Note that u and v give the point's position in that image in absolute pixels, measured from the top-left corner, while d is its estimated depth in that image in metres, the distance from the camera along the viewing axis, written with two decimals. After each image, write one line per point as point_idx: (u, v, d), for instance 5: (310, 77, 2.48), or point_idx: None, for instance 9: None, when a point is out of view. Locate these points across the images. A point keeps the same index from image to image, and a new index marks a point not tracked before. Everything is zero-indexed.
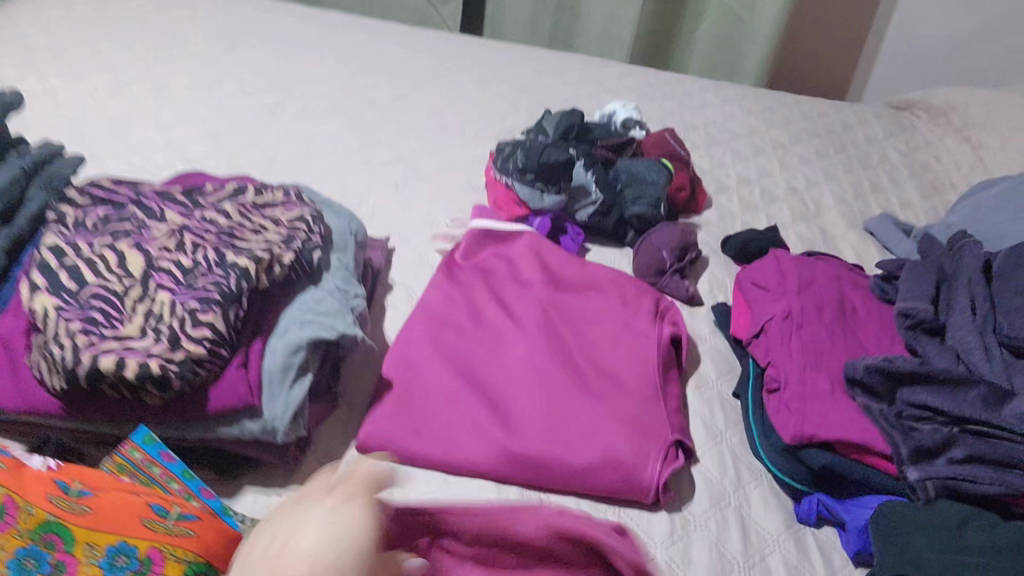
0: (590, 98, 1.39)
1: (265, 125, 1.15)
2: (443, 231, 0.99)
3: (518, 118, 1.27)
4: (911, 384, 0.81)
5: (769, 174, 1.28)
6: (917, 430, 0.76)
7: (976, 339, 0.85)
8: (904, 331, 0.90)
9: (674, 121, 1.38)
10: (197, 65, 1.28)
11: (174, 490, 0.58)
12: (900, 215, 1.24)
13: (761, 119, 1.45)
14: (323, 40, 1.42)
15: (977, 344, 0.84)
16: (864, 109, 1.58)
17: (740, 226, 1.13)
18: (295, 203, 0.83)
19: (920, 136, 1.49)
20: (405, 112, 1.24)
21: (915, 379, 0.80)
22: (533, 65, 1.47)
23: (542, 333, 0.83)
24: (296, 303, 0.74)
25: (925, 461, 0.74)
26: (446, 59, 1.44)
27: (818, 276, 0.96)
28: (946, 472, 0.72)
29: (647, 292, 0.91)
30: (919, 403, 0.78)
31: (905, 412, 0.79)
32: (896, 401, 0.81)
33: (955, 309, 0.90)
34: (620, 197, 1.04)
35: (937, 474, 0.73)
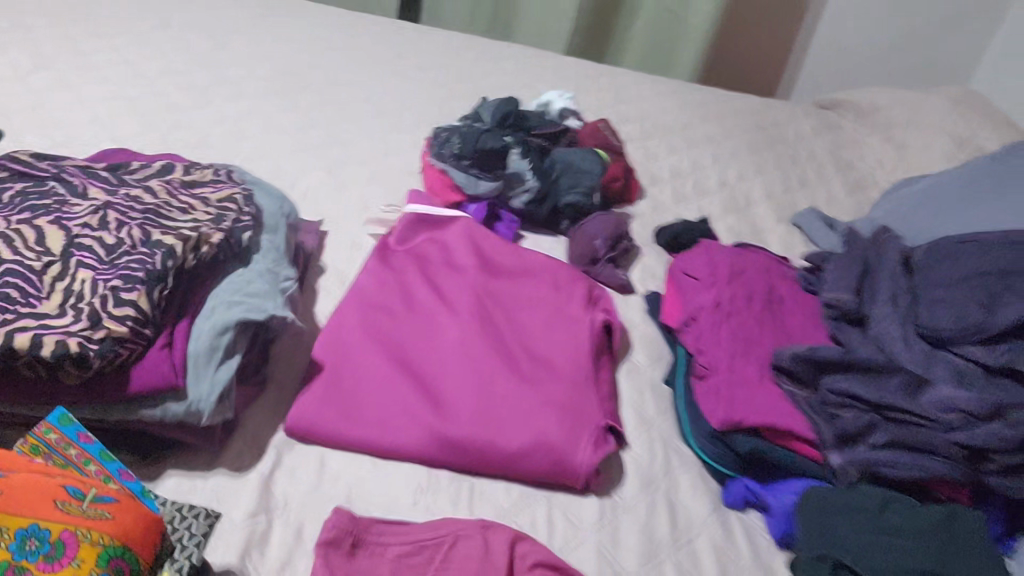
0: (527, 87, 1.39)
1: (195, 105, 1.12)
2: (377, 215, 0.98)
3: (455, 104, 1.27)
4: (833, 373, 0.84)
5: (701, 168, 1.30)
6: (840, 416, 0.80)
7: (899, 328, 0.87)
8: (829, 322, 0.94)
9: (610, 113, 1.40)
10: (124, 41, 1.24)
11: (90, 472, 0.57)
12: (825, 209, 1.28)
13: (695, 113, 1.47)
14: (257, 21, 1.39)
15: (898, 333, 0.86)
16: (794, 107, 1.62)
17: (673, 217, 1.15)
18: (225, 183, 0.81)
19: (847, 135, 1.53)
20: (341, 96, 1.22)
21: (836, 367, 0.84)
22: (471, 53, 1.46)
23: (475, 317, 0.83)
24: (224, 283, 0.73)
25: (848, 447, 0.78)
26: (383, 43, 1.42)
27: (748, 267, 0.98)
28: (868, 457, 0.75)
29: (581, 279, 0.91)
30: (843, 390, 0.81)
31: (828, 399, 0.81)
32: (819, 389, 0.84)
33: (877, 300, 0.92)
34: (555, 185, 1.04)
35: (858, 458, 0.76)
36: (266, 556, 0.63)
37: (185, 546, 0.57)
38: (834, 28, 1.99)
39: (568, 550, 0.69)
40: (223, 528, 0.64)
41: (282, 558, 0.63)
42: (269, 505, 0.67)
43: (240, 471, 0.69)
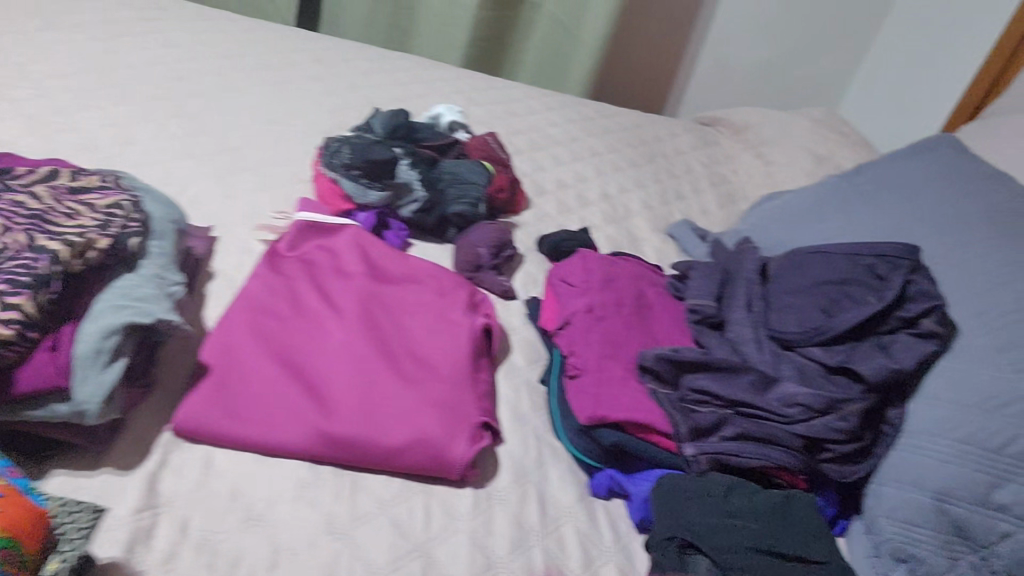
0: (420, 98, 1.44)
1: (84, 109, 1.13)
2: (267, 221, 1.01)
3: (347, 113, 1.30)
4: (693, 372, 0.91)
5: (584, 180, 1.38)
6: (696, 412, 0.87)
7: (752, 332, 0.96)
8: (692, 324, 1.02)
9: (499, 125, 1.46)
10: (10, 41, 1.23)
11: None
12: (698, 221, 1.37)
13: (581, 127, 1.55)
14: (150, 26, 1.39)
15: (750, 336, 0.96)
16: (674, 123, 1.72)
17: (555, 228, 1.21)
18: (112, 190, 0.83)
19: (721, 151, 1.64)
20: (234, 105, 1.24)
21: (697, 367, 0.91)
22: (365, 63, 1.50)
23: (360, 321, 0.88)
24: (110, 287, 0.75)
25: (700, 439, 0.86)
26: (278, 51, 1.45)
27: (621, 275, 1.05)
28: (716, 449, 0.83)
29: (463, 285, 0.97)
30: (700, 388, 0.88)
31: (688, 396, 0.89)
32: (680, 386, 0.91)
33: (734, 307, 1.01)
34: (442, 195, 1.09)
35: (708, 449, 0.84)
36: (152, 549, 0.66)
37: (70, 538, 0.59)
38: (715, 48, 2.10)
39: (442, 538, 0.74)
40: (109, 523, 0.66)
41: (167, 551, 0.66)
42: (155, 502, 0.70)
43: (126, 469, 0.71)
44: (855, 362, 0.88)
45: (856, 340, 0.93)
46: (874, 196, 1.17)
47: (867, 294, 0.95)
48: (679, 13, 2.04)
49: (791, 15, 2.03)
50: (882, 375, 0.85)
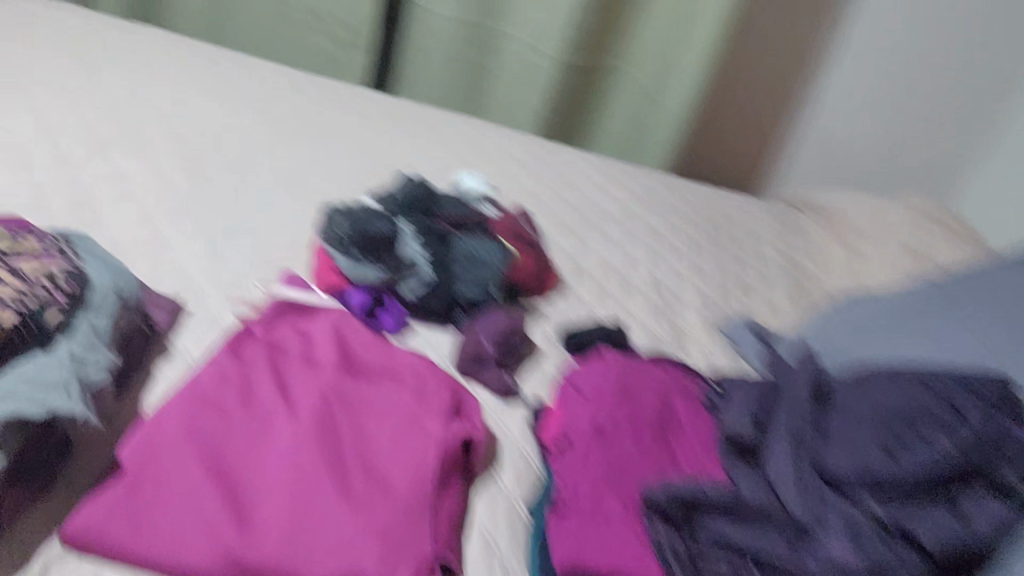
0: (465, 163, 1.33)
1: (94, 160, 1.07)
2: (247, 293, 0.92)
3: (376, 178, 1.21)
4: (712, 514, 0.74)
5: (635, 262, 1.23)
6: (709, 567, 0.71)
7: (792, 467, 0.75)
8: (722, 454, 0.82)
9: (550, 196, 1.33)
10: (43, 86, 1.20)
11: None
12: (762, 318, 1.19)
13: (642, 203, 1.40)
14: (194, 76, 1.35)
15: (791, 474, 0.75)
16: (754, 203, 1.54)
17: (587, 318, 1.07)
18: (51, 257, 0.76)
19: (804, 238, 1.45)
20: (255, 162, 1.17)
21: (717, 509, 0.74)
22: (413, 123, 1.41)
23: (315, 422, 0.75)
24: (11, 368, 0.66)
25: None
26: (323, 106, 1.37)
27: (641, 383, 0.89)
28: None
29: (446, 384, 0.84)
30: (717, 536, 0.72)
31: (703, 548, 0.72)
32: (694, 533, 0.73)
33: (776, 432, 0.80)
34: (451, 275, 0.98)
35: None
36: None
37: None
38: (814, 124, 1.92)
39: None
40: None
41: None
42: None
43: None
44: (916, 522, 0.68)
45: (923, 496, 0.71)
46: (968, 313, 0.98)
47: (940, 432, 0.73)
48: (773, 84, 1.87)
49: (900, 88, 1.84)
50: (947, 548, 0.67)
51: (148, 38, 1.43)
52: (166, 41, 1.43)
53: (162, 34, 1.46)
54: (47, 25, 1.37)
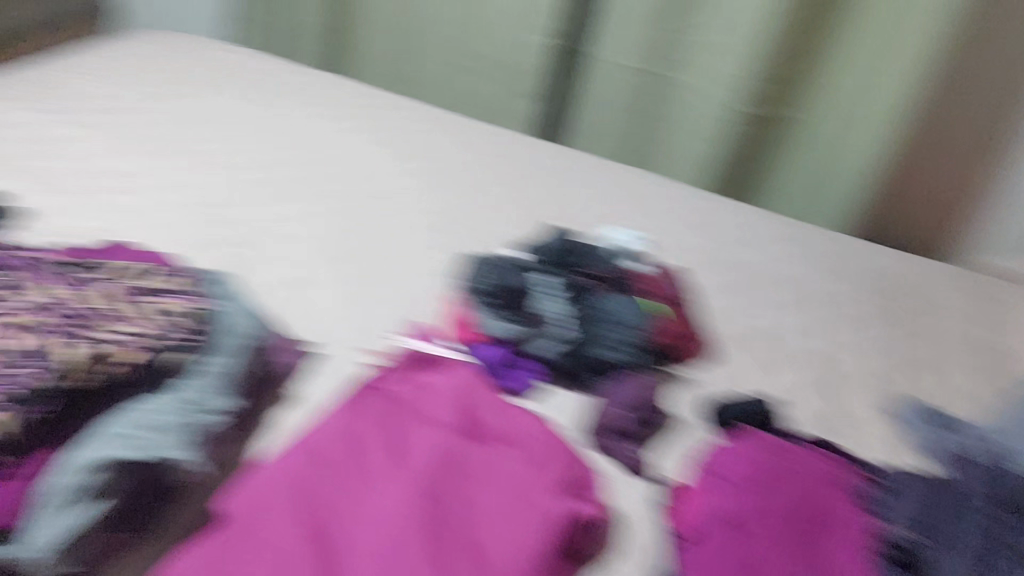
0: (621, 218, 1.26)
1: (253, 203, 1.10)
2: (373, 344, 0.88)
3: (523, 228, 1.16)
4: None
5: (801, 331, 1.10)
6: None
7: None
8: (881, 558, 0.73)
9: (710, 255, 1.23)
10: (219, 132, 1.27)
11: None
12: (953, 402, 1.02)
13: (815, 269, 1.27)
14: (359, 122, 1.38)
15: None
16: (950, 273, 1.36)
17: (740, 388, 0.95)
18: (184, 302, 0.81)
19: (1010, 316, 1.26)
20: (404, 208, 1.16)
21: None
22: (571, 174, 1.36)
23: (422, 493, 0.69)
24: (127, 410, 0.67)
25: None
26: (480, 154, 1.36)
27: (789, 477, 0.78)
28: None
29: (569, 459, 0.76)
30: None
31: None
32: None
33: (952, 566, 0.73)
34: (586, 334, 0.94)
35: None
36: None
37: None
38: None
39: None
40: None
41: None
42: None
43: None
44: None
45: None
46: None
47: None
48: (974, 143, 1.63)
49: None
50: None
51: (324, 87, 1.49)
52: (340, 90, 1.48)
53: (337, 84, 1.51)
54: (233, 78, 1.45)
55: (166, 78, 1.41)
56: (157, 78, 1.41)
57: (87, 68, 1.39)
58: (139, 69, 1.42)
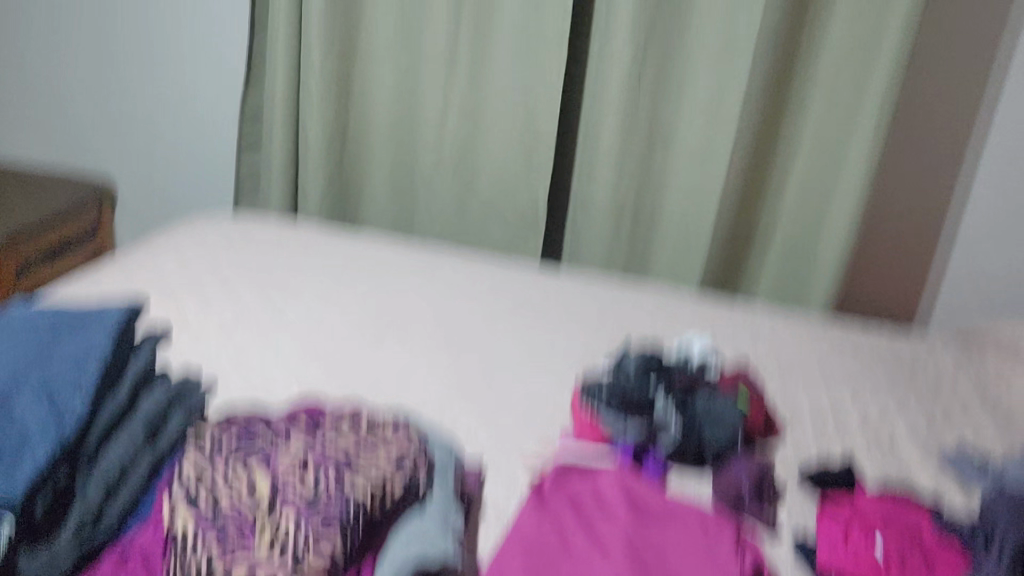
0: (667, 328, 1.48)
1: (370, 354, 1.29)
2: (532, 453, 1.08)
3: (599, 347, 1.38)
4: None
5: (841, 403, 1.33)
6: None
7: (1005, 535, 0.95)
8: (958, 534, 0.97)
9: (745, 351, 1.45)
10: (310, 298, 1.46)
11: None
12: (975, 447, 1.26)
13: (830, 347, 1.50)
14: (421, 274, 1.59)
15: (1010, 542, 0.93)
16: (932, 339, 1.60)
17: (815, 456, 1.17)
18: (402, 429, 0.94)
19: (992, 368, 1.50)
20: (494, 342, 1.36)
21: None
22: (612, 295, 1.59)
23: (629, 565, 0.86)
24: (402, 526, 0.85)
25: None
26: (530, 289, 1.57)
27: (897, 526, 0.97)
28: None
29: (726, 524, 0.95)
30: None
31: None
32: None
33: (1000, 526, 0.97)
34: (699, 428, 1.10)
35: None
36: None
37: None
38: (963, 243, 2.07)
39: None
40: None
41: None
42: None
43: None
44: None
45: None
46: None
47: None
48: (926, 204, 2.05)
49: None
50: None
51: (376, 246, 1.70)
52: (391, 248, 1.69)
53: (385, 242, 1.73)
54: (297, 249, 1.65)
55: (242, 255, 1.60)
56: (234, 256, 1.60)
57: (170, 255, 1.58)
58: (214, 250, 1.61)
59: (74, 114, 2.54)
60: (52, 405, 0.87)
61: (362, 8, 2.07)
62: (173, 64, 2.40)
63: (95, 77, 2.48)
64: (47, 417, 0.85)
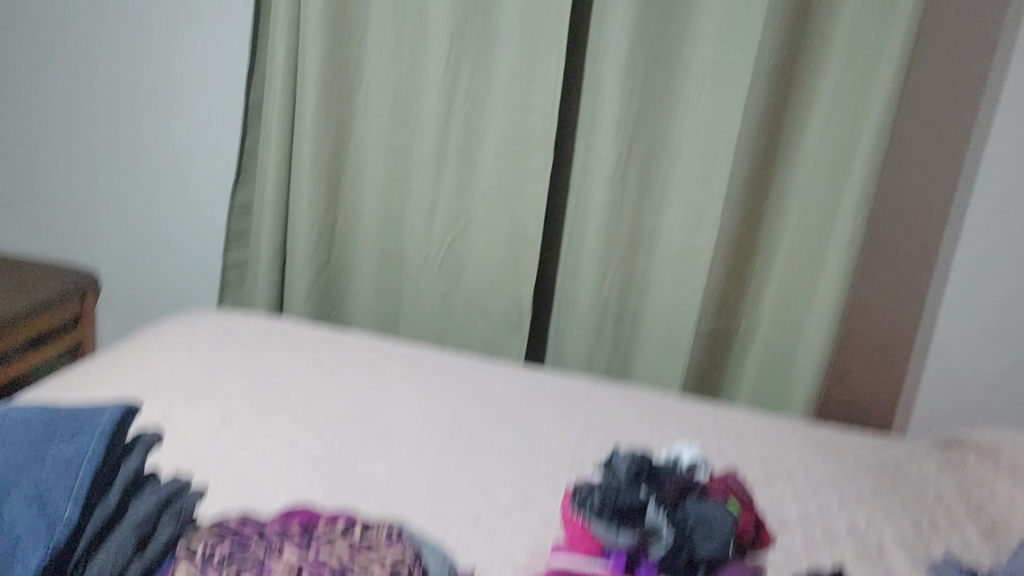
0: (654, 431, 1.49)
1: (359, 456, 1.29)
2: (524, 564, 1.08)
3: (588, 450, 1.39)
4: None
5: (828, 511, 1.33)
6: None
7: None
8: None
9: (732, 455, 1.46)
10: (299, 398, 1.46)
11: None
12: (963, 557, 1.26)
13: (814, 452, 1.51)
14: (409, 374, 1.60)
15: None
16: (914, 446, 1.62)
17: (804, 567, 1.17)
18: (395, 540, 0.93)
19: (974, 475, 1.52)
20: (483, 445, 1.37)
21: None
22: (599, 397, 1.60)
23: None
24: None
25: None
26: (518, 390, 1.58)
27: None
28: None
29: None
30: None
31: None
32: None
33: None
34: (691, 537, 1.07)
35: None
36: None
37: None
38: (937, 346, 2.13)
39: None
40: None
41: None
42: None
43: None
44: None
45: None
46: None
47: None
48: (903, 310, 2.13)
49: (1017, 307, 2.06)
50: None
51: (365, 345, 1.71)
52: (379, 346, 1.71)
53: (373, 341, 1.74)
54: (286, 346, 1.66)
55: (231, 352, 1.61)
56: (222, 353, 1.61)
57: (159, 351, 1.58)
58: (203, 347, 1.62)
59: (65, 206, 2.56)
60: (43, 515, 0.87)
61: (354, 112, 2.14)
62: (166, 161, 2.44)
63: (87, 170, 2.51)
64: (40, 531, 0.86)
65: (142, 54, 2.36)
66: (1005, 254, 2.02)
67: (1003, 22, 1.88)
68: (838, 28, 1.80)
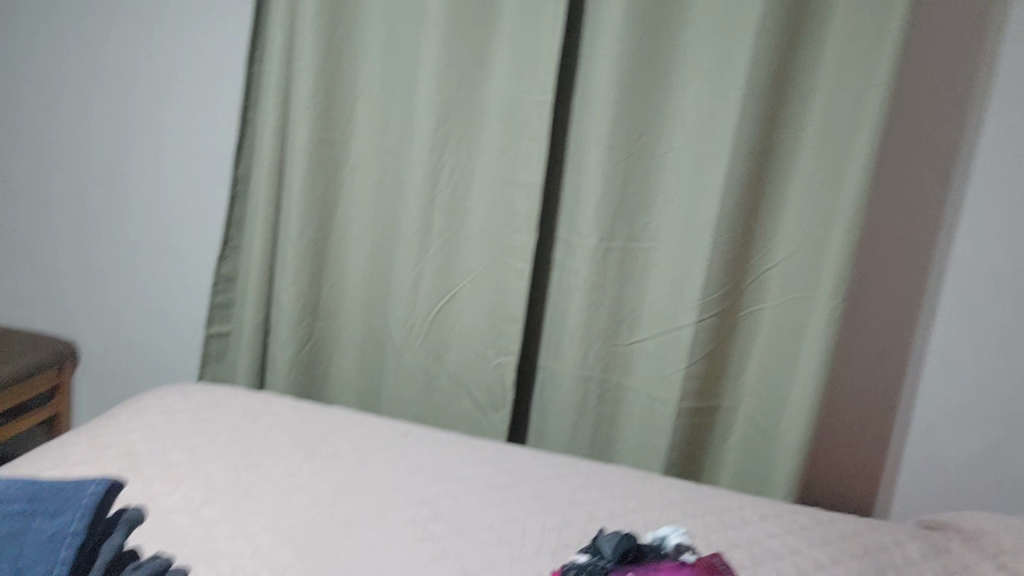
0: (639, 513, 1.49)
1: (341, 535, 1.28)
2: None
3: (573, 532, 1.38)
4: None
5: None
6: None
7: None
8: None
9: (717, 538, 1.46)
10: (281, 474, 1.45)
11: None
12: None
13: (798, 535, 1.51)
14: (392, 451, 1.59)
15: None
16: (897, 529, 1.62)
17: None
18: None
19: (957, 560, 1.51)
20: (467, 525, 1.36)
21: None
22: (582, 477, 1.60)
23: None
24: None
25: None
26: (502, 469, 1.58)
27: None
28: None
29: None
30: None
31: None
32: None
33: None
34: None
35: None
36: None
37: None
38: (914, 425, 2.16)
39: None
40: None
41: None
42: None
43: None
44: None
45: None
46: None
47: None
48: (880, 391, 2.15)
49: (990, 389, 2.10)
50: None
51: (349, 421, 1.71)
52: (363, 423, 1.70)
53: (357, 416, 1.74)
54: (269, 421, 1.66)
55: (214, 427, 1.60)
56: (205, 427, 1.60)
57: (141, 424, 1.57)
58: (186, 421, 1.61)
59: (48, 276, 2.56)
60: None
61: (342, 187, 2.18)
62: (151, 232, 2.45)
63: (72, 240, 2.52)
64: None
65: (131, 128, 2.38)
66: (977, 336, 2.06)
67: (969, 117, 1.96)
68: (812, 118, 1.87)
